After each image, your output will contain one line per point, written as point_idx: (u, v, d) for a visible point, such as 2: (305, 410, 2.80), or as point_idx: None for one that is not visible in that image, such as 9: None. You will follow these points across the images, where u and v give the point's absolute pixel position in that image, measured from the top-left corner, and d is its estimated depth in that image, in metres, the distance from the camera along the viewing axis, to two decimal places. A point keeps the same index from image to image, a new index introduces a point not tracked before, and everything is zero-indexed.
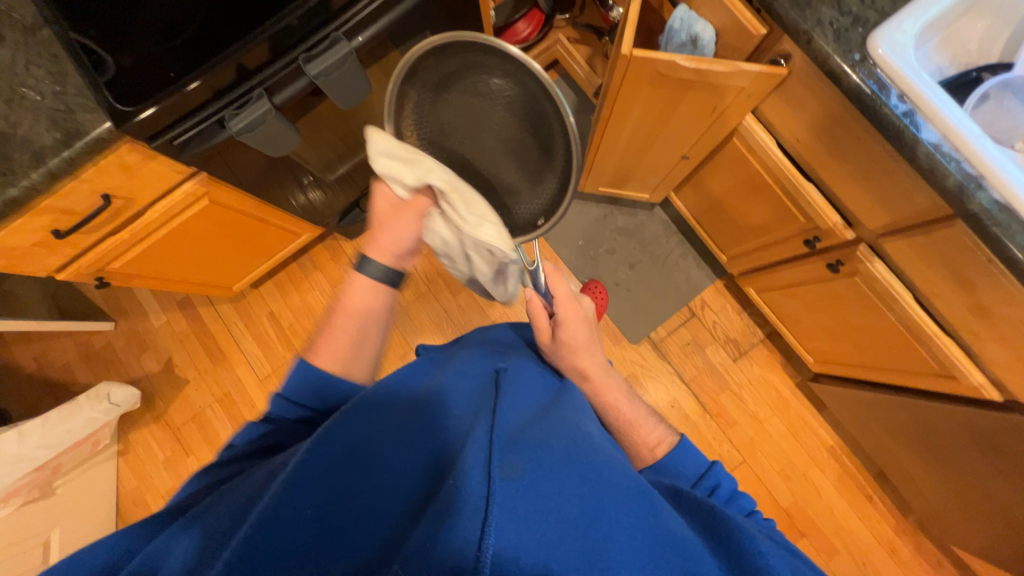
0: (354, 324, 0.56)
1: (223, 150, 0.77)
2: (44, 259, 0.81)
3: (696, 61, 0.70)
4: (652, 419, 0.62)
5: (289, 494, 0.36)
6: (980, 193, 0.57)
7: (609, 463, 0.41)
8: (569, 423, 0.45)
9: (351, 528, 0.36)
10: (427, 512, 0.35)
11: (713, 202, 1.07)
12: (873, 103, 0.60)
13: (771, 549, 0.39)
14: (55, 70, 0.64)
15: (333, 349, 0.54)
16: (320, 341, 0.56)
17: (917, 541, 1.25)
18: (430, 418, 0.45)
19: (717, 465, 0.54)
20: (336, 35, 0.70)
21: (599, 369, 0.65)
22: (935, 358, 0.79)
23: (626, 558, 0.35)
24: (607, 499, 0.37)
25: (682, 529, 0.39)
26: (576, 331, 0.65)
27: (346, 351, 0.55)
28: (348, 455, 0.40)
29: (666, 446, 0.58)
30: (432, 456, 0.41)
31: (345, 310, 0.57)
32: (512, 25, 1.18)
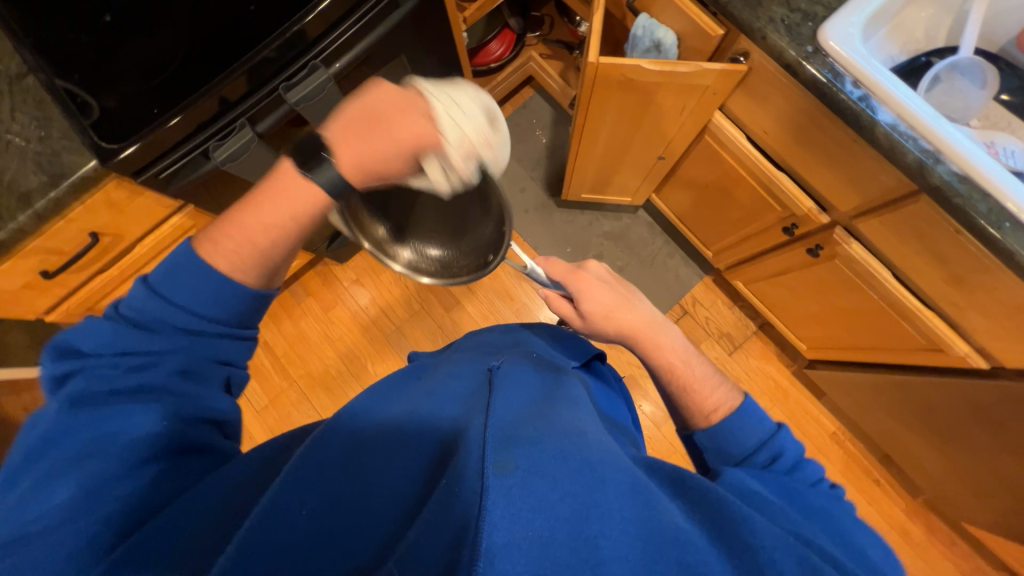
0: (256, 222, 0.50)
1: (210, 181, 0.79)
2: (32, 302, 0.80)
3: (661, 64, 0.73)
4: (712, 379, 0.62)
5: (289, 493, 0.37)
6: (939, 166, 0.60)
7: (602, 459, 0.41)
8: (564, 420, 0.45)
9: (344, 532, 0.36)
10: (422, 514, 0.36)
11: (692, 199, 1.10)
12: (830, 90, 0.63)
13: (771, 532, 0.39)
14: (39, 114, 0.65)
15: (229, 249, 0.49)
16: (221, 228, 0.51)
17: (929, 521, 1.24)
18: (425, 421, 0.45)
19: (782, 431, 0.54)
20: (314, 63, 0.73)
21: (644, 325, 0.65)
22: (921, 332, 0.81)
23: (619, 554, 0.34)
24: (600, 494, 0.37)
25: (678, 520, 0.39)
26: (602, 302, 0.65)
27: (241, 254, 0.50)
28: (343, 462, 0.41)
29: (727, 409, 0.58)
30: (427, 462, 0.41)
31: (258, 198, 0.51)
32: (485, 45, 1.24)
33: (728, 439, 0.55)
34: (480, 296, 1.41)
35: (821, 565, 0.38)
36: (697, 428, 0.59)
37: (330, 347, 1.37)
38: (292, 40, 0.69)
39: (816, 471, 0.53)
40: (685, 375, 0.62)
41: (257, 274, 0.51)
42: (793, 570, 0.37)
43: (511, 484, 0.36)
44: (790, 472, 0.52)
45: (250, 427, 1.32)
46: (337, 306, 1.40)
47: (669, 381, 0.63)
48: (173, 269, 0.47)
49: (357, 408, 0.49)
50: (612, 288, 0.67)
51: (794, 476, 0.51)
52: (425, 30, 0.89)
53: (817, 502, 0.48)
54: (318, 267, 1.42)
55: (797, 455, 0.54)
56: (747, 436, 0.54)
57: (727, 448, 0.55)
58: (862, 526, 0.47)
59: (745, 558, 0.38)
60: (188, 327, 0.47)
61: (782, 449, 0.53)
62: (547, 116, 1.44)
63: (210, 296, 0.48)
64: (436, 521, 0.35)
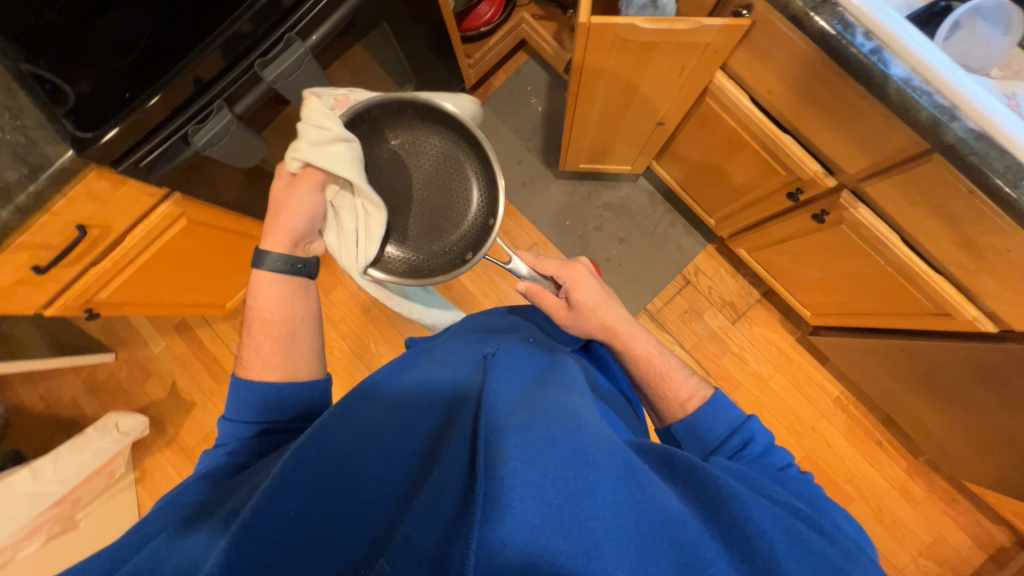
0: (275, 330, 0.59)
1: (194, 167, 0.77)
2: (29, 297, 0.81)
3: (658, 22, 0.68)
4: (683, 369, 0.63)
5: (276, 492, 0.36)
6: (954, 124, 0.56)
7: (595, 442, 0.39)
8: (555, 402, 0.44)
9: (337, 527, 0.37)
10: (414, 509, 0.36)
11: (694, 166, 1.06)
12: (839, 44, 0.59)
13: (763, 512, 0.38)
14: (10, 103, 0.62)
15: (264, 360, 0.57)
16: (249, 357, 0.58)
17: (930, 480, 1.26)
18: (419, 413, 0.45)
19: (753, 419, 0.54)
20: (290, 36, 0.69)
21: (622, 321, 0.65)
22: (929, 297, 0.79)
23: (613, 538, 0.34)
24: (593, 478, 0.37)
25: (669, 501, 0.38)
26: (591, 302, 0.65)
27: (275, 358, 0.57)
28: (329, 454, 0.40)
29: (700, 398, 0.58)
30: (421, 453, 0.41)
31: (258, 316, 0.60)
32: (474, 8, 1.17)
33: (700, 427, 0.55)
34: (480, 273, 1.40)
35: (808, 536, 0.38)
36: (671, 421, 0.59)
37: (333, 329, 1.38)
38: (265, 10, 0.65)
39: (784, 455, 0.53)
40: (665, 370, 0.62)
41: (297, 366, 0.58)
42: (782, 539, 0.37)
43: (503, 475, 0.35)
44: (761, 457, 0.52)
45: None
46: (337, 288, 1.40)
47: (644, 370, 0.63)
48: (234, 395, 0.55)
49: (354, 394, 0.48)
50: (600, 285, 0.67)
51: (765, 461, 0.51)
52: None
53: (794, 487, 0.48)
54: None
55: (768, 440, 0.53)
56: (717, 423, 0.55)
57: (702, 435, 0.55)
58: (837, 507, 0.47)
59: (734, 534, 0.38)
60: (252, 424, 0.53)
61: (752, 434, 0.53)
62: (542, 82, 1.38)
63: (263, 398, 0.54)
64: (428, 515, 0.35)
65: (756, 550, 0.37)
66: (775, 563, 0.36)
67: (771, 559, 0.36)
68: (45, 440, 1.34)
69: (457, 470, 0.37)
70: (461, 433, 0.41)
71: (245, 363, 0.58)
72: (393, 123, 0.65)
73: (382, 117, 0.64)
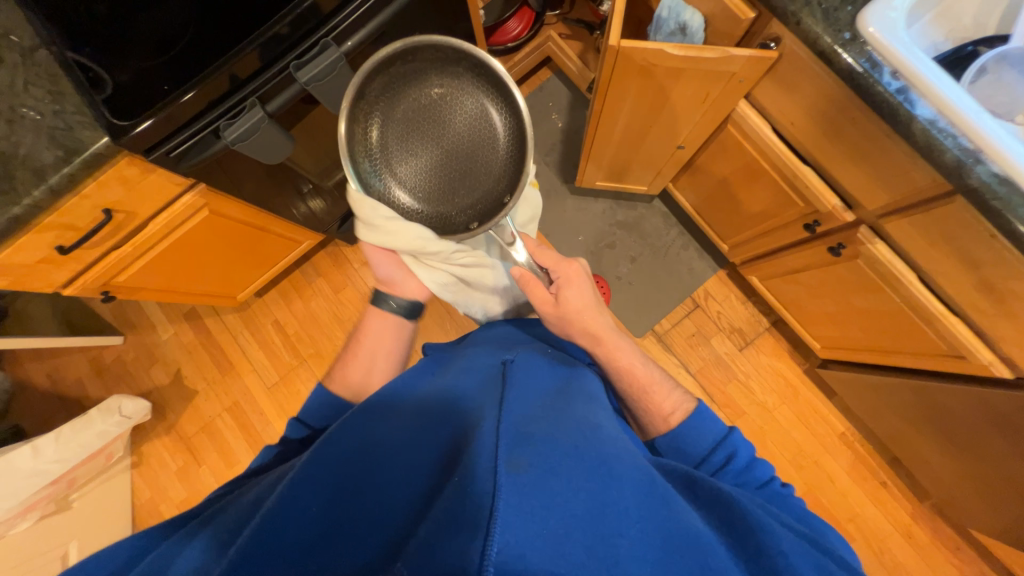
0: (369, 357, 0.69)
1: (221, 160, 0.79)
2: (48, 276, 0.82)
3: (686, 49, 0.69)
4: (667, 383, 0.62)
5: (300, 486, 0.38)
6: (979, 167, 0.56)
7: (616, 457, 0.40)
8: (577, 416, 0.44)
9: (355, 527, 0.37)
10: (432, 510, 0.36)
11: (711, 191, 1.06)
12: (866, 81, 0.59)
13: (792, 545, 0.38)
14: (52, 88, 0.64)
15: (348, 380, 0.67)
16: (341, 373, 0.68)
17: (934, 526, 1.23)
18: (440, 416, 0.45)
19: (735, 432, 0.55)
20: (325, 40, 0.71)
21: (610, 332, 0.65)
22: (943, 338, 0.78)
23: (636, 554, 0.34)
24: (616, 493, 0.37)
25: (690, 520, 0.39)
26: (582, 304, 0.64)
27: (357, 382, 0.67)
28: (352, 459, 0.41)
29: (684, 412, 0.59)
30: (439, 454, 0.41)
31: (361, 340, 0.70)
32: (502, 23, 1.19)
33: (685, 441, 0.56)
34: None
35: (833, 568, 0.38)
36: (655, 434, 0.59)
37: (340, 328, 1.39)
38: (304, 14, 0.67)
39: (767, 469, 0.54)
40: (650, 384, 0.62)
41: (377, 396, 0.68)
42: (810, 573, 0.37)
43: (524, 481, 0.35)
44: (741, 474, 0.53)
45: (260, 403, 1.36)
46: (347, 287, 1.41)
47: (629, 385, 0.62)
48: (316, 404, 0.63)
49: (379, 399, 0.49)
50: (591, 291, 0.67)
51: (746, 478, 0.52)
52: (442, 7, 0.86)
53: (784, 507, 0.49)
54: (328, 248, 1.43)
55: (749, 455, 0.55)
56: (703, 439, 0.55)
57: (685, 449, 0.56)
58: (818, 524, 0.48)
59: (761, 564, 0.37)
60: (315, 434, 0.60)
61: (735, 449, 0.54)
62: (564, 99, 1.40)
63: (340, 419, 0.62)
64: (447, 516, 0.34)
65: None
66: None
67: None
68: (48, 417, 1.35)
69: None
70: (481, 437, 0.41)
71: (336, 374, 0.68)
72: (440, 67, 0.62)
73: (431, 60, 0.61)
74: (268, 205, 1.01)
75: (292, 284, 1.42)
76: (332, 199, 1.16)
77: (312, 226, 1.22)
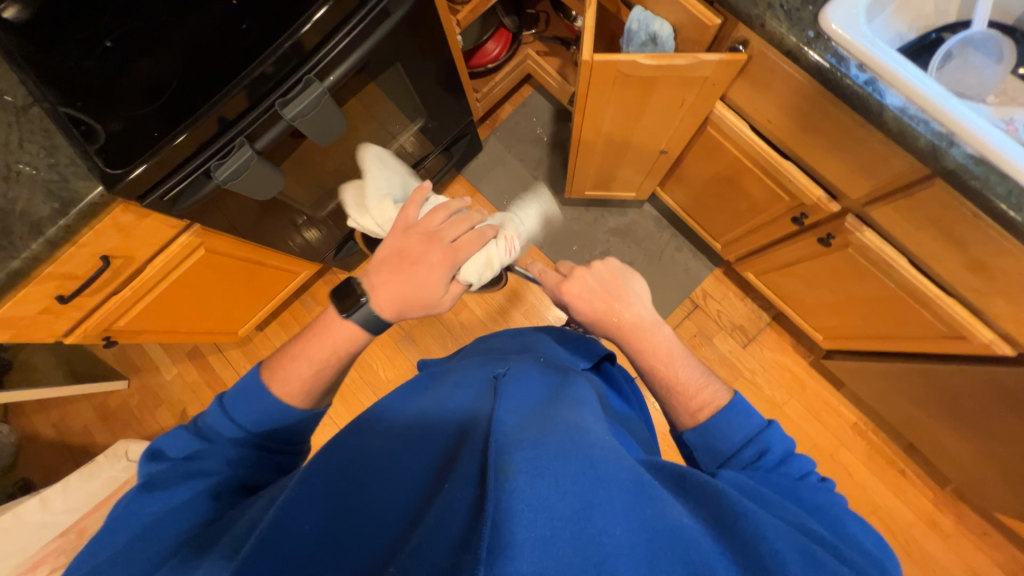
0: (314, 352, 0.54)
1: (214, 200, 0.80)
2: (50, 325, 0.83)
3: (658, 58, 0.71)
4: (702, 376, 0.60)
5: (296, 504, 0.37)
6: (953, 149, 0.57)
7: (605, 457, 0.40)
8: (566, 419, 0.44)
9: (343, 537, 0.36)
10: (424, 521, 0.36)
11: (698, 192, 1.08)
12: (834, 76, 0.61)
13: (779, 532, 0.37)
14: (47, 143, 0.66)
15: (291, 378, 0.52)
16: (280, 361, 0.54)
17: (959, 511, 1.21)
18: (432, 432, 0.46)
19: (772, 426, 0.53)
20: (308, 78, 0.73)
21: (643, 321, 0.63)
22: (941, 319, 0.78)
23: (624, 553, 0.34)
24: (603, 493, 0.37)
25: (678, 516, 0.38)
26: (586, 308, 0.65)
27: (299, 385, 0.52)
28: (343, 474, 0.41)
29: (714, 407, 0.56)
30: (431, 469, 0.42)
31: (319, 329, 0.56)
32: (481, 46, 1.22)
33: (716, 435, 0.54)
34: (489, 298, 1.41)
35: (822, 556, 0.36)
36: (683, 428, 0.57)
37: None
38: (287, 54, 0.69)
39: (805, 463, 0.52)
40: (673, 376, 0.60)
41: (304, 400, 0.53)
42: (795, 558, 0.36)
43: (512, 486, 0.35)
44: (777, 468, 0.51)
45: None
46: None
47: (657, 376, 0.61)
48: (250, 399, 0.50)
49: (369, 417, 0.49)
50: (606, 284, 0.66)
51: (782, 471, 0.50)
52: (420, 36, 0.88)
53: (809, 498, 0.46)
54: (326, 277, 1.44)
55: (786, 449, 0.52)
56: (735, 432, 0.53)
57: (717, 445, 0.54)
58: (855, 519, 0.45)
59: (747, 551, 0.36)
60: (242, 443, 0.49)
61: (768, 445, 0.52)
62: (547, 114, 1.43)
63: (272, 424, 0.50)
64: (438, 528, 0.35)
65: (770, 569, 0.35)
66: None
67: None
68: (55, 468, 1.35)
69: (469, 483, 0.38)
70: (473, 447, 0.41)
71: (274, 362, 0.54)
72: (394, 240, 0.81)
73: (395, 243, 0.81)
74: (264, 239, 1.02)
75: (292, 315, 1.43)
76: (326, 227, 1.17)
77: (309, 257, 1.23)
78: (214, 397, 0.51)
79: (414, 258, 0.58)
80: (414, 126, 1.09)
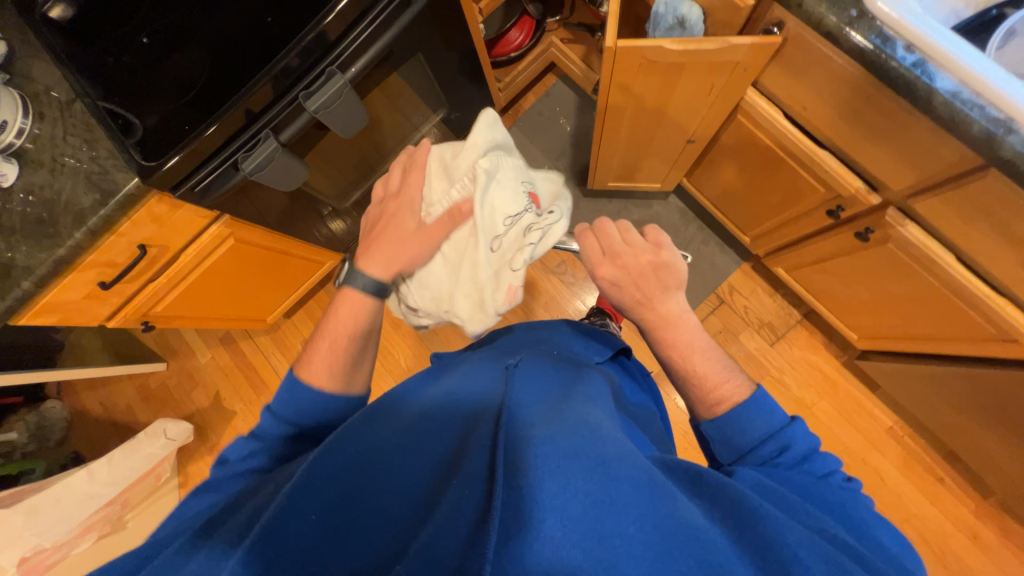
0: (334, 343, 0.62)
1: (242, 191, 0.82)
2: (94, 310, 0.88)
3: (685, 43, 0.68)
4: (724, 372, 0.58)
5: (301, 493, 0.38)
6: (1011, 137, 0.53)
7: (617, 454, 0.39)
8: (578, 415, 0.44)
9: (355, 531, 0.38)
10: (432, 515, 0.37)
11: (726, 183, 1.04)
12: (878, 58, 0.57)
13: (801, 538, 0.36)
14: (88, 136, 0.70)
15: (320, 368, 0.60)
16: (308, 361, 0.61)
17: (1003, 524, 1.14)
18: (443, 423, 0.46)
19: (796, 422, 0.50)
20: (330, 70, 0.73)
21: (675, 314, 0.61)
22: (990, 321, 0.73)
23: (635, 554, 0.33)
24: (615, 492, 0.36)
25: (695, 516, 0.37)
26: (616, 297, 0.63)
27: (329, 369, 0.60)
28: (353, 462, 0.42)
29: (733, 401, 0.54)
30: (441, 461, 0.42)
31: (331, 328, 0.64)
32: (505, 34, 1.21)
33: (733, 429, 0.52)
34: None
35: (851, 566, 0.35)
36: (700, 420, 0.56)
37: None
38: (311, 46, 0.70)
39: (829, 462, 0.49)
40: (691, 369, 0.59)
41: (340, 379, 0.60)
42: (821, 567, 0.34)
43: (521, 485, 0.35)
44: (797, 465, 0.49)
45: None
46: None
47: (679, 367, 0.59)
48: (289, 393, 0.57)
49: (384, 403, 0.51)
50: (643, 275, 0.62)
51: (803, 470, 0.48)
52: (443, 24, 0.88)
53: (833, 500, 0.45)
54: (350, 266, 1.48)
55: (809, 446, 0.50)
56: (751, 428, 0.51)
57: (733, 439, 0.52)
58: (883, 524, 0.43)
59: (768, 555, 0.35)
60: (292, 431, 0.55)
61: (791, 441, 0.49)
62: (571, 103, 1.41)
63: (316, 405, 0.57)
64: (446, 522, 0.36)
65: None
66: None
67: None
68: (103, 442, 1.44)
69: (477, 478, 0.38)
70: (481, 439, 0.42)
71: (305, 363, 0.61)
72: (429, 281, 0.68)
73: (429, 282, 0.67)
74: (294, 230, 1.05)
75: (318, 304, 1.47)
76: (350, 218, 1.19)
77: (333, 247, 1.26)
78: (262, 408, 0.57)
79: (380, 221, 0.67)
80: (436, 116, 1.09)
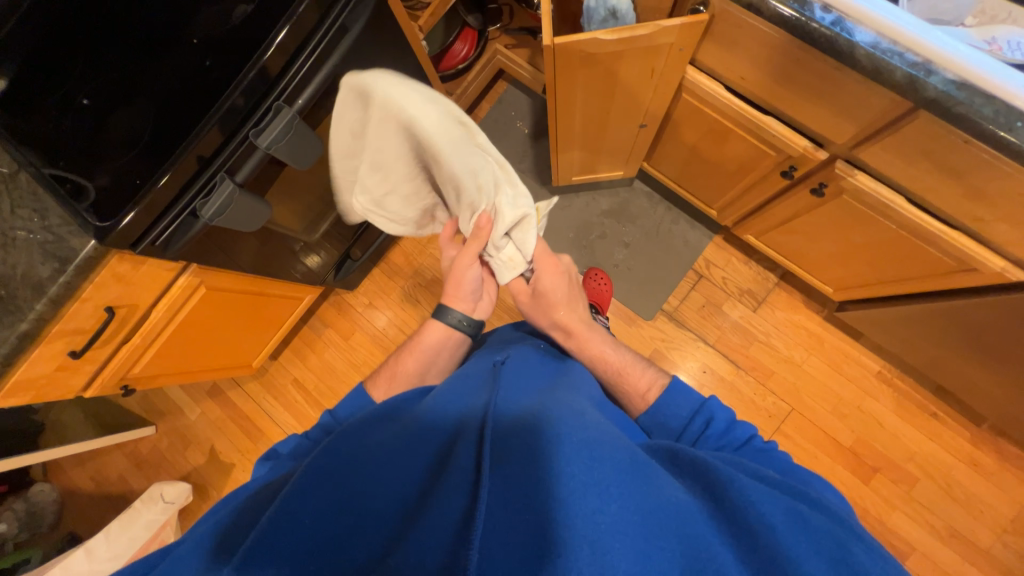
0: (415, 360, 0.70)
1: (206, 238, 0.81)
2: (68, 382, 0.85)
3: (619, 32, 0.70)
4: (638, 364, 0.69)
5: (293, 502, 0.37)
6: (932, 78, 0.56)
7: (600, 439, 0.41)
8: (563, 404, 0.46)
9: (349, 533, 0.37)
10: (424, 514, 0.37)
11: (685, 161, 1.06)
12: (801, 22, 0.59)
13: (762, 494, 0.39)
14: (38, 206, 0.68)
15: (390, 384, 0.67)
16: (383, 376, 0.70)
17: (999, 448, 1.18)
18: (431, 422, 0.46)
19: (710, 400, 0.58)
20: (278, 104, 0.74)
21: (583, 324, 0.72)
22: (949, 254, 0.76)
23: (618, 528, 0.34)
24: (599, 472, 0.37)
25: (675, 493, 0.38)
26: (563, 284, 0.73)
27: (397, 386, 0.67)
28: (343, 467, 0.41)
29: (659, 387, 0.64)
30: (429, 462, 0.42)
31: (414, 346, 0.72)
32: (449, 48, 1.22)
33: (666, 414, 0.59)
34: None
35: (808, 514, 0.38)
36: (637, 413, 0.64)
37: (357, 374, 1.41)
38: (255, 83, 0.70)
39: (748, 429, 0.55)
40: (615, 366, 0.68)
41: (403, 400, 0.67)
42: (781, 518, 0.37)
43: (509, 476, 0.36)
44: (719, 441, 0.55)
45: None
46: (356, 332, 1.44)
47: (604, 370, 0.68)
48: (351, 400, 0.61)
49: (382, 411, 0.50)
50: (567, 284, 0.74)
51: (725, 443, 0.54)
52: (384, 46, 0.89)
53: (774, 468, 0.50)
54: (331, 299, 1.47)
55: (728, 418, 0.56)
56: (680, 409, 0.59)
57: (667, 423, 0.59)
58: (804, 481, 0.49)
59: (736, 522, 0.37)
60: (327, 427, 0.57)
61: (712, 413, 0.57)
62: (525, 105, 1.43)
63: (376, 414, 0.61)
64: (437, 518, 0.36)
65: (757, 534, 0.36)
66: (777, 545, 0.36)
67: (770, 541, 0.36)
68: (99, 517, 1.39)
69: (467, 471, 0.38)
70: (470, 434, 0.42)
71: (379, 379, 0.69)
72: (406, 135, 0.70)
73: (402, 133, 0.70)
74: (268, 271, 1.04)
75: (303, 341, 1.45)
76: (324, 250, 1.18)
77: (310, 282, 1.24)
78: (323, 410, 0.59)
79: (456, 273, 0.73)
80: None
